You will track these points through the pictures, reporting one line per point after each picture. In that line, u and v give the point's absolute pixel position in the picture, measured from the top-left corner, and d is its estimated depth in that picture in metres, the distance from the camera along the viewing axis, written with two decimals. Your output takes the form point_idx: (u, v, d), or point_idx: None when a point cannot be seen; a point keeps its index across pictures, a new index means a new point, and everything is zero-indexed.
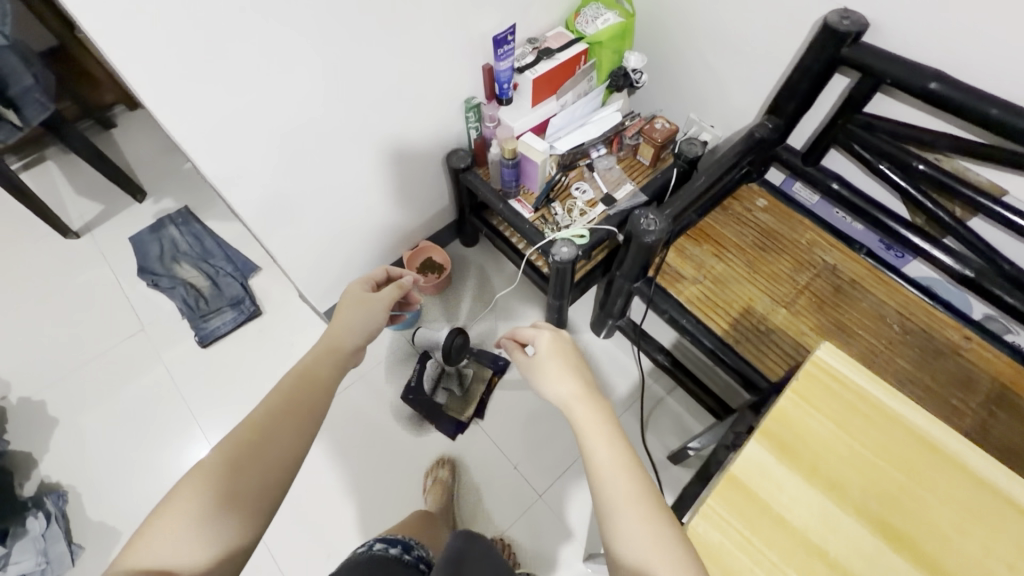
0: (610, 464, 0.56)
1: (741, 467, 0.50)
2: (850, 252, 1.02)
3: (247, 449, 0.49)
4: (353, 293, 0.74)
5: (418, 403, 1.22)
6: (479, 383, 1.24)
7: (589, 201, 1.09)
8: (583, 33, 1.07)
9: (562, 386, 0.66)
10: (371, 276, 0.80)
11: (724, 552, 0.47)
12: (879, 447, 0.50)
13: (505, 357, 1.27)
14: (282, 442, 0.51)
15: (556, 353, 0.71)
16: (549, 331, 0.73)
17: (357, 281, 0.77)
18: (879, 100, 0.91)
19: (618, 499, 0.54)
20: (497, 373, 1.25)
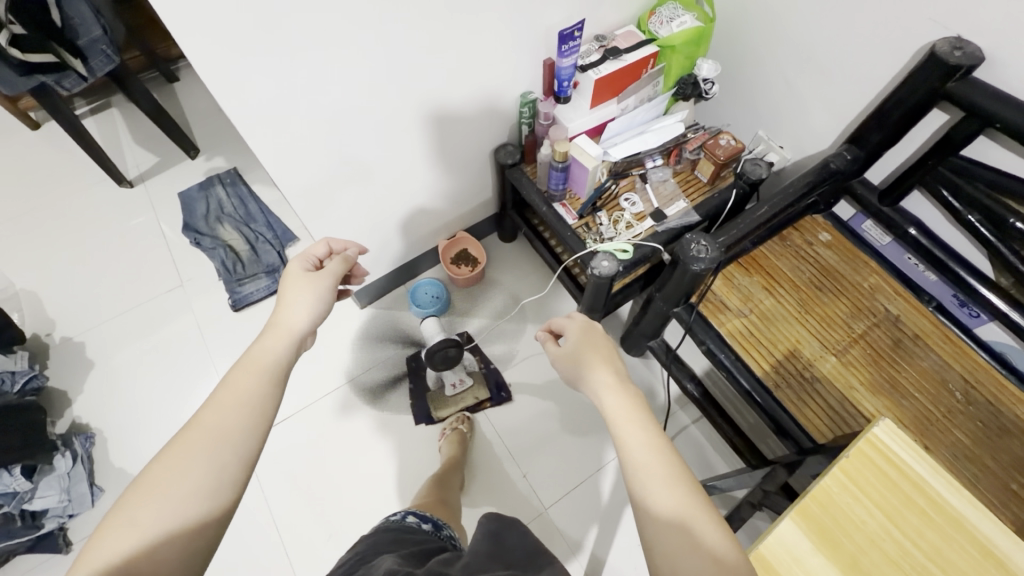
0: (644, 448, 0.47)
1: (771, 547, 0.46)
2: (918, 303, 0.93)
3: (203, 434, 0.44)
4: (290, 271, 0.66)
5: (415, 381, 1.23)
6: (471, 396, 1.20)
7: (637, 214, 1.03)
8: (655, 34, 0.99)
9: (592, 373, 0.57)
10: (309, 251, 0.71)
11: None
12: (934, 553, 0.45)
13: (509, 393, 1.21)
14: (239, 426, 0.46)
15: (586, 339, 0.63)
16: (581, 320, 0.66)
17: (294, 259, 0.68)
18: (980, 143, 0.81)
19: (657, 484, 0.44)
20: (492, 401, 1.20)
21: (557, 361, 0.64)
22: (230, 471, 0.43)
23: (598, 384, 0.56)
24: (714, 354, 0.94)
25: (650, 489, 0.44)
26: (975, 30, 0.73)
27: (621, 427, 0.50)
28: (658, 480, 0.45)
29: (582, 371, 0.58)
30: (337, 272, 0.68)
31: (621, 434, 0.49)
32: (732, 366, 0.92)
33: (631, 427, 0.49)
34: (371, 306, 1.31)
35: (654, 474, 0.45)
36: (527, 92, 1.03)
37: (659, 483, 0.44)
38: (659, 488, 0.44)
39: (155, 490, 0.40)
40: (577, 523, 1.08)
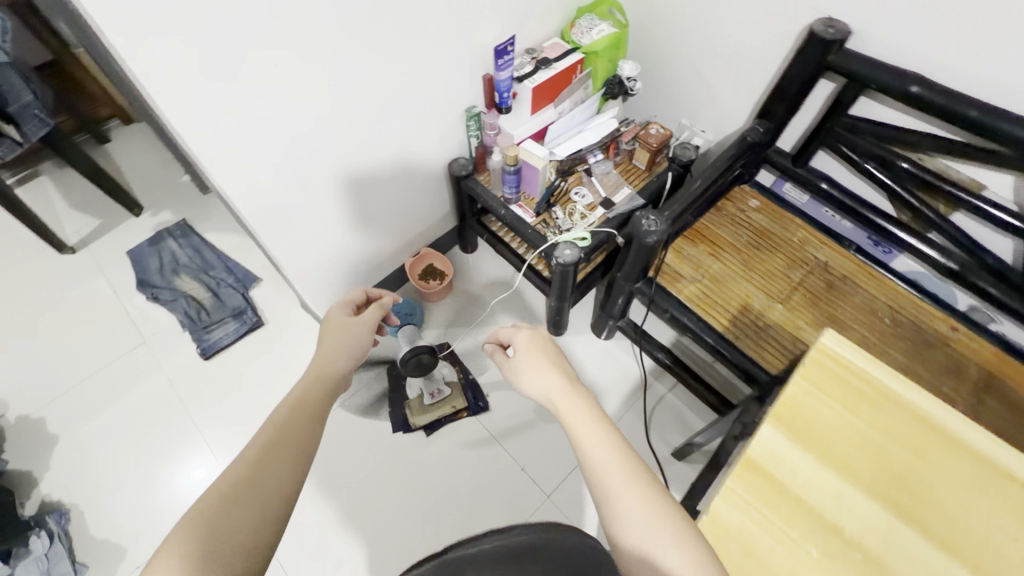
0: (603, 448, 0.50)
1: (756, 450, 0.52)
2: (840, 248, 1.06)
3: (244, 472, 0.46)
4: (330, 319, 0.75)
5: (395, 391, 1.24)
6: (449, 406, 1.22)
7: (588, 205, 1.12)
8: (579, 43, 1.10)
9: (544, 381, 0.62)
10: (350, 299, 0.82)
11: (748, 533, 0.48)
12: (886, 432, 0.53)
13: (487, 402, 1.23)
14: (280, 467, 0.47)
15: (536, 348, 0.67)
16: (527, 329, 0.70)
17: (336, 305, 0.78)
18: (864, 103, 0.95)
19: (615, 479, 0.47)
20: (469, 411, 1.22)
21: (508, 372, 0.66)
22: (271, 505, 0.44)
23: (556, 397, 0.58)
24: (678, 319, 1.02)
25: (608, 486, 0.47)
26: (841, 10, 0.87)
27: (579, 434, 0.52)
28: (616, 473, 0.47)
29: (536, 382, 0.62)
30: (371, 321, 0.75)
31: (578, 437, 0.52)
32: (695, 326, 1.00)
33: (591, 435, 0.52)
34: None
35: (612, 472, 0.48)
36: (470, 106, 1.11)
37: (617, 477, 0.47)
38: (618, 484, 0.47)
39: (205, 521, 0.41)
40: (579, 505, 1.12)
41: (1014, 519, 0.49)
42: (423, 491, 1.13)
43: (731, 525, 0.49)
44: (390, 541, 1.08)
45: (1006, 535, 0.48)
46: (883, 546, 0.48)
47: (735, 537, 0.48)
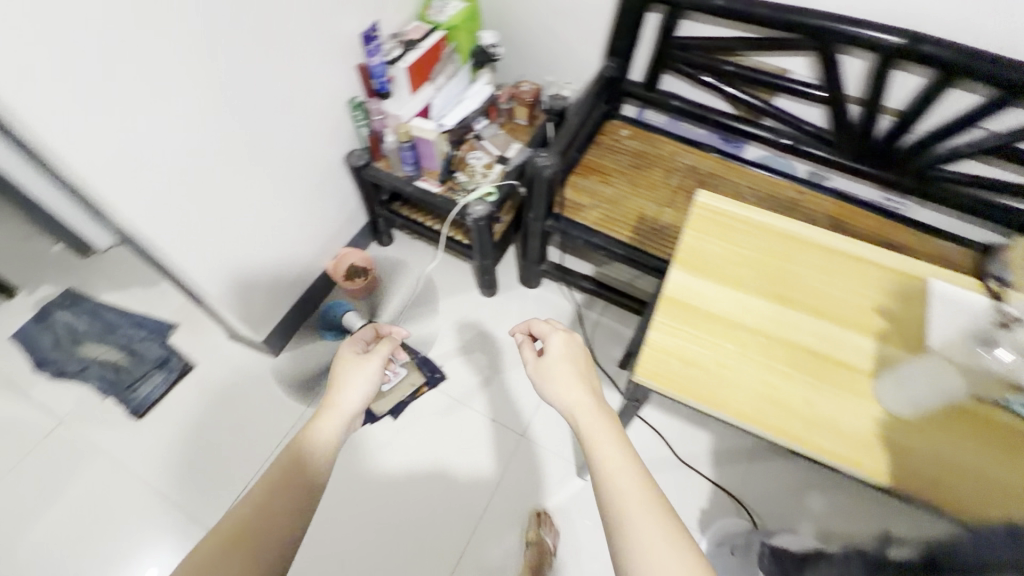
0: (621, 470, 0.50)
1: (670, 289, 0.63)
2: (702, 152, 1.24)
3: (235, 533, 0.48)
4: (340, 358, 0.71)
5: None
6: (409, 385, 1.25)
7: (486, 164, 1.21)
8: (437, 22, 1.17)
9: (570, 394, 0.60)
10: (358, 336, 0.76)
11: (680, 348, 0.59)
12: (758, 248, 0.66)
13: (442, 372, 1.28)
14: (269, 534, 0.49)
15: (569, 355, 0.64)
16: (563, 331, 0.66)
17: (346, 344, 0.73)
18: (687, 25, 1.12)
19: (632, 506, 0.47)
20: (429, 385, 1.26)
21: (535, 377, 0.63)
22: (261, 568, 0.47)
23: (590, 423, 0.56)
24: (590, 242, 1.14)
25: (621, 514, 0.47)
26: None
27: (608, 466, 0.51)
28: (631, 503, 0.48)
29: (561, 392, 0.60)
30: (382, 359, 0.68)
31: (599, 457, 0.52)
32: (605, 244, 1.13)
33: (625, 482, 0.49)
34: (284, 349, 1.30)
35: (629, 503, 0.48)
36: (353, 98, 1.17)
37: (634, 507, 0.47)
38: (635, 509, 0.47)
39: None
40: (552, 433, 1.21)
41: (858, 281, 0.64)
42: (406, 468, 1.16)
43: (667, 348, 0.59)
44: (387, 526, 1.11)
45: (857, 292, 0.63)
46: (778, 325, 0.60)
47: (672, 355, 0.59)
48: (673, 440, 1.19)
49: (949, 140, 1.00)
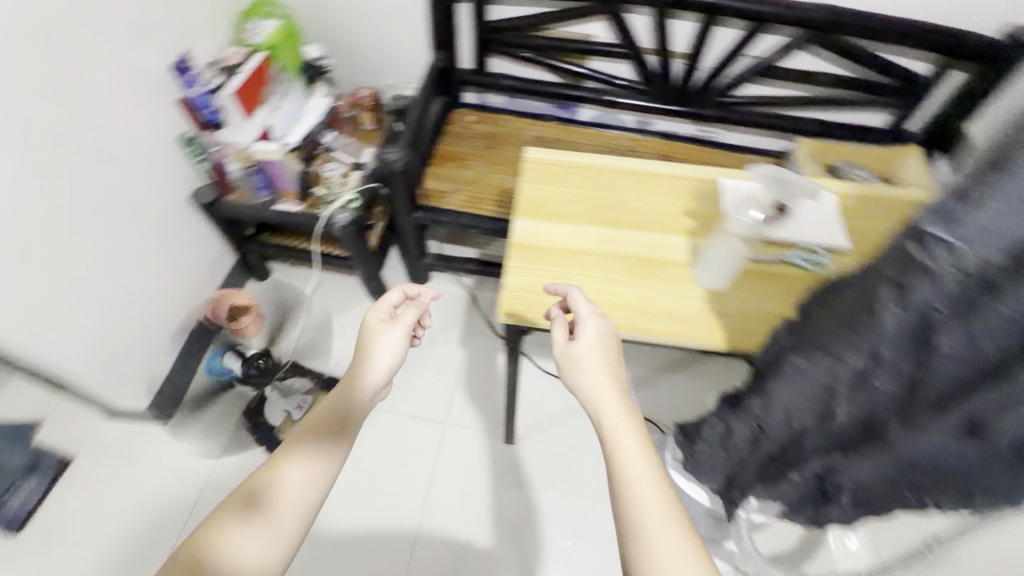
0: (642, 483, 0.46)
1: (517, 236, 0.70)
2: (543, 122, 1.34)
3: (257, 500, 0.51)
4: (369, 324, 0.66)
5: (259, 427, 1.18)
6: None
7: (343, 173, 1.20)
8: (256, 44, 1.15)
9: (599, 390, 0.53)
10: (383, 299, 0.69)
11: (533, 285, 0.66)
12: (586, 184, 0.75)
13: None
14: (285, 503, 0.52)
15: (601, 348, 0.55)
16: (599, 318, 0.57)
17: (371, 310, 0.67)
18: (497, 10, 1.22)
19: (655, 525, 0.43)
20: None
21: (562, 362, 0.56)
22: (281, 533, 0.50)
23: (622, 436, 0.49)
24: (461, 224, 1.19)
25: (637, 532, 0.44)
26: None
27: (631, 476, 0.46)
28: (653, 520, 0.44)
29: (589, 389, 0.53)
30: (406, 329, 0.65)
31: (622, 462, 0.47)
32: (475, 222, 1.19)
33: (650, 499, 0.45)
34: (177, 412, 1.21)
35: (654, 522, 0.44)
36: (182, 134, 1.11)
37: (657, 525, 0.43)
38: (655, 524, 0.44)
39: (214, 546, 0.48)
40: (475, 414, 1.25)
41: (670, 193, 0.74)
42: (340, 489, 1.14)
43: (522, 288, 0.66)
44: (332, 553, 1.08)
45: (670, 202, 0.73)
46: (612, 246, 0.70)
47: (528, 292, 0.66)
48: None
49: (729, 71, 1.18)
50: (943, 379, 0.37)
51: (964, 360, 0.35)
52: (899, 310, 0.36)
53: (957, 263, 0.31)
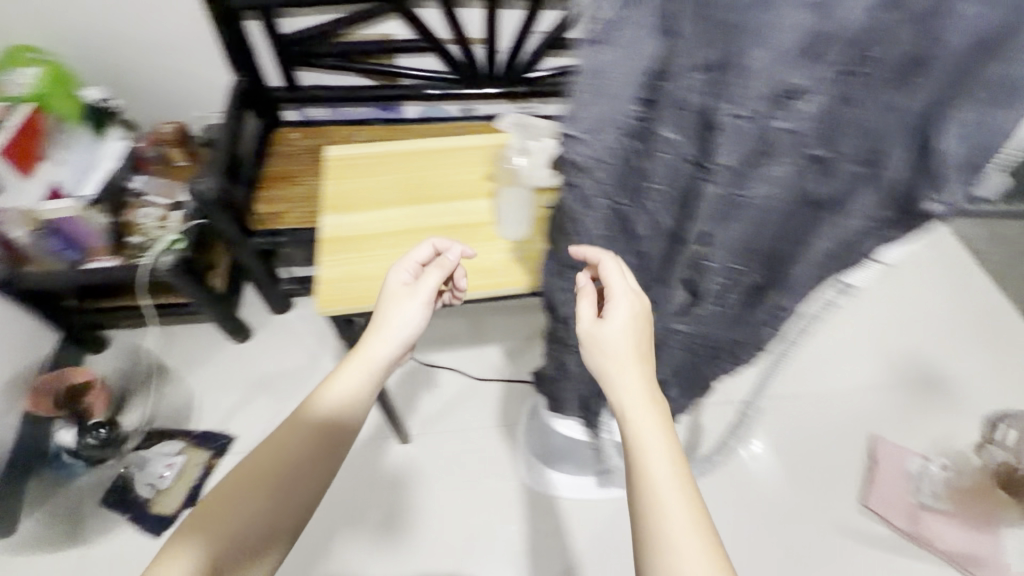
0: (668, 489, 0.40)
1: (326, 232, 0.70)
2: (368, 126, 1.35)
3: (265, 478, 0.52)
4: (387, 290, 0.60)
5: (125, 507, 1.06)
6: (194, 467, 1.11)
7: (161, 216, 1.12)
8: (18, 96, 1.03)
9: (626, 383, 0.46)
10: (409, 258, 0.63)
11: (348, 274, 0.67)
12: (390, 169, 0.77)
13: (227, 433, 1.15)
14: (290, 488, 0.53)
15: (630, 329, 0.48)
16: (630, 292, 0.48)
17: (392, 272, 0.62)
18: (288, 23, 1.20)
19: (677, 535, 0.39)
20: (217, 454, 1.12)
21: (585, 342, 0.49)
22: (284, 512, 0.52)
23: (645, 429, 0.43)
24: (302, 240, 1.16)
25: (658, 544, 0.39)
26: None
27: (649, 470, 0.42)
28: (676, 529, 0.39)
29: (617, 378, 0.46)
30: (426, 301, 0.60)
31: (643, 462, 0.42)
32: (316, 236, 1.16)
33: (675, 508, 0.40)
34: (19, 519, 1.05)
35: (677, 531, 0.39)
36: None
37: (680, 537, 0.39)
38: (679, 532, 0.39)
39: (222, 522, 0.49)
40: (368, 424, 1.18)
41: (470, 162, 0.78)
42: None
43: (337, 278, 0.66)
44: None
45: (471, 170, 0.78)
46: (421, 221, 0.72)
47: (343, 282, 0.66)
48: (476, 368, 1.26)
49: (526, 47, 1.26)
50: (645, 244, 0.48)
51: (649, 224, 0.45)
52: (582, 214, 0.45)
53: (593, 155, 0.39)
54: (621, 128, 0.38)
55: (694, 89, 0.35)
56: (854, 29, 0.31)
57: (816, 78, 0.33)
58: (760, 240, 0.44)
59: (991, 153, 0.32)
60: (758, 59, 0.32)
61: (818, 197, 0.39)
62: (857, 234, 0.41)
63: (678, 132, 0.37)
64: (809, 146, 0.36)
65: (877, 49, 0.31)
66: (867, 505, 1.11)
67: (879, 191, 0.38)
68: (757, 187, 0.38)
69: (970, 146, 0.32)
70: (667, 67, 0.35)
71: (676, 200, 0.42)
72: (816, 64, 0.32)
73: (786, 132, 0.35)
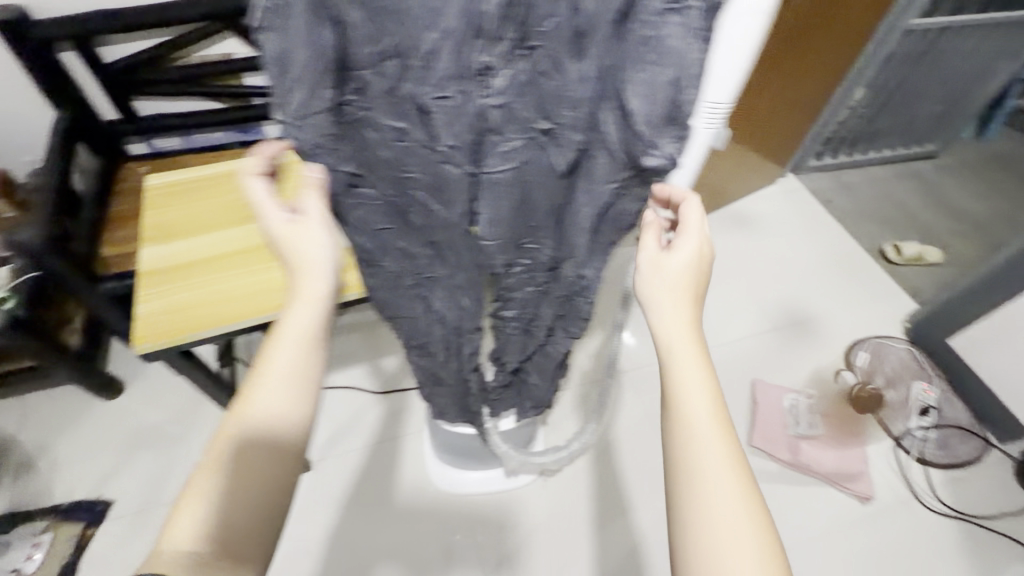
0: (703, 417, 0.44)
1: (146, 265, 0.67)
2: (229, 149, 1.25)
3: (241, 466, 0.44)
4: (280, 235, 0.48)
5: None
6: (65, 543, 1.00)
7: None
8: None
9: (673, 315, 0.48)
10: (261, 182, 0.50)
11: (172, 306, 0.64)
12: (217, 190, 0.74)
13: (103, 499, 1.05)
14: (265, 467, 0.44)
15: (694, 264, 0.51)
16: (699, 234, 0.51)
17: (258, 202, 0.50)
18: (112, 51, 1.12)
19: (711, 454, 0.42)
20: (92, 523, 1.02)
21: (646, 268, 0.51)
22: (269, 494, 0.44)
23: (675, 345, 0.47)
24: None
25: (694, 461, 0.43)
26: None
27: (684, 389, 0.45)
28: (709, 447, 0.43)
29: (664, 310, 0.49)
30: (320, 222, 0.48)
31: (678, 386, 0.45)
32: None
33: (709, 430, 0.43)
34: None
35: (709, 451, 0.43)
36: None
37: (710, 454, 0.42)
38: (713, 453, 0.43)
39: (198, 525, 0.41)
40: None
41: None
42: None
43: (160, 312, 0.63)
44: None
45: None
46: (253, 239, 0.70)
47: (167, 314, 0.63)
48: (375, 382, 1.24)
49: None
50: (428, 236, 0.48)
51: (420, 214, 0.45)
52: (352, 204, 0.46)
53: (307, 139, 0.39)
54: (339, 120, 0.39)
55: (393, 74, 0.35)
56: (518, 5, 0.34)
57: (502, 54, 0.35)
58: (527, 213, 0.46)
59: (672, 99, 0.36)
60: (436, 41, 0.34)
61: (558, 165, 0.42)
62: (610, 195, 0.44)
63: (402, 120, 0.38)
64: (526, 117, 0.39)
65: (545, 21, 0.35)
66: (754, 443, 1.21)
67: (609, 152, 0.41)
68: (495, 162, 0.40)
69: (648, 95, 0.36)
70: (358, 55, 0.35)
71: (435, 190, 0.42)
72: (496, 41, 0.35)
73: (496, 107, 0.37)
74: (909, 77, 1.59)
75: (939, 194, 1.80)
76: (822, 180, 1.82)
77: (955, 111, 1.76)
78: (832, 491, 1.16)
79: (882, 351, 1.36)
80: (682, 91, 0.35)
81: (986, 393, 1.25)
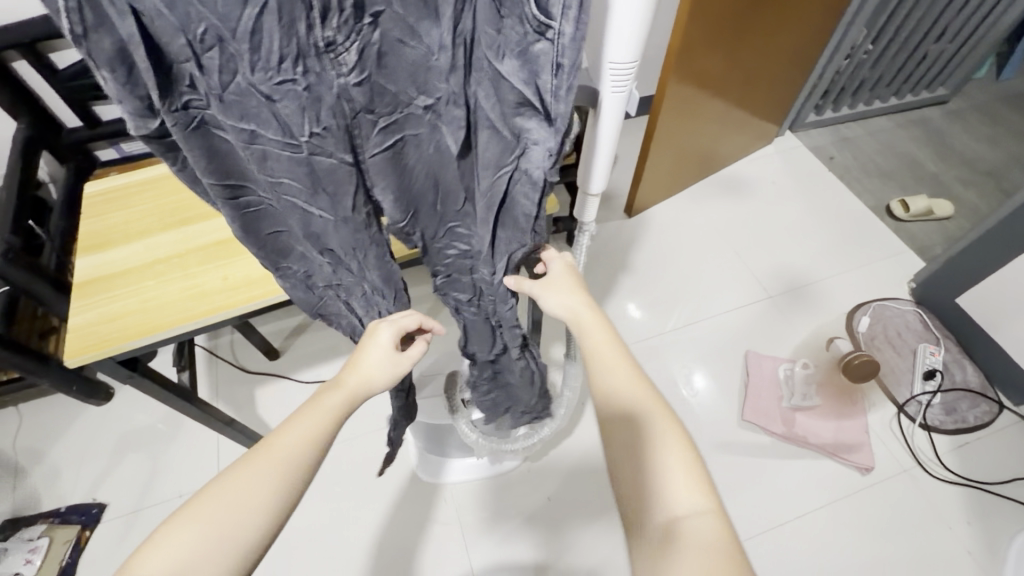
0: (613, 362, 0.52)
1: (80, 275, 0.71)
2: None
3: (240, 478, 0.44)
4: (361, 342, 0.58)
5: None
6: (62, 546, 1.02)
7: None
8: None
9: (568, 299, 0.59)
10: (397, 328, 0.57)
11: (103, 316, 0.68)
12: (151, 198, 0.78)
13: (97, 502, 1.07)
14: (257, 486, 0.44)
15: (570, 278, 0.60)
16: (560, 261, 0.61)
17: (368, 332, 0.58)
18: (61, 56, 1.06)
19: (623, 386, 0.50)
20: (88, 526, 1.05)
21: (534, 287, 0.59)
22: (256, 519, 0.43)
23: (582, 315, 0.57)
24: None
25: (612, 394, 0.50)
26: None
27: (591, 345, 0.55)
28: (623, 382, 0.50)
29: (559, 301, 0.59)
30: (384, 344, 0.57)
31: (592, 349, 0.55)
32: None
33: (619, 371, 0.51)
34: None
35: (626, 388, 0.50)
36: None
37: (624, 386, 0.50)
38: (627, 385, 0.50)
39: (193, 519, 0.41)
40: None
41: None
42: None
43: (91, 322, 0.68)
44: None
45: None
46: (182, 246, 0.74)
47: (97, 323, 0.68)
48: None
49: None
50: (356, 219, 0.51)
51: None
52: (248, 216, 0.48)
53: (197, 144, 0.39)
54: (188, 124, 0.37)
55: (218, 70, 0.33)
56: None
57: (342, 24, 0.33)
58: (441, 192, 0.50)
59: (534, 74, 0.37)
60: (260, 19, 0.30)
61: (448, 143, 0.44)
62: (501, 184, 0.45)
63: (251, 125, 0.36)
64: (396, 93, 0.39)
65: None
66: (745, 418, 1.16)
67: (488, 133, 0.42)
68: (373, 144, 0.41)
69: (513, 58, 0.36)
70: (174, 47, 0.32)
71: (313, 192, 0.42)
72: (334, 13, 0.32)
73: (357, 85, 0.37)
74: (914, 16, 1.47)
75: (949, 143, 1.69)
76: (821, 136, 1.72)
77: (965, 51, 1.63)
78: (829, 463, 1.12)
79: (884, 316, 1.29)
80: (539, 61, 0.36)
81: (993, 352, 1.19)
